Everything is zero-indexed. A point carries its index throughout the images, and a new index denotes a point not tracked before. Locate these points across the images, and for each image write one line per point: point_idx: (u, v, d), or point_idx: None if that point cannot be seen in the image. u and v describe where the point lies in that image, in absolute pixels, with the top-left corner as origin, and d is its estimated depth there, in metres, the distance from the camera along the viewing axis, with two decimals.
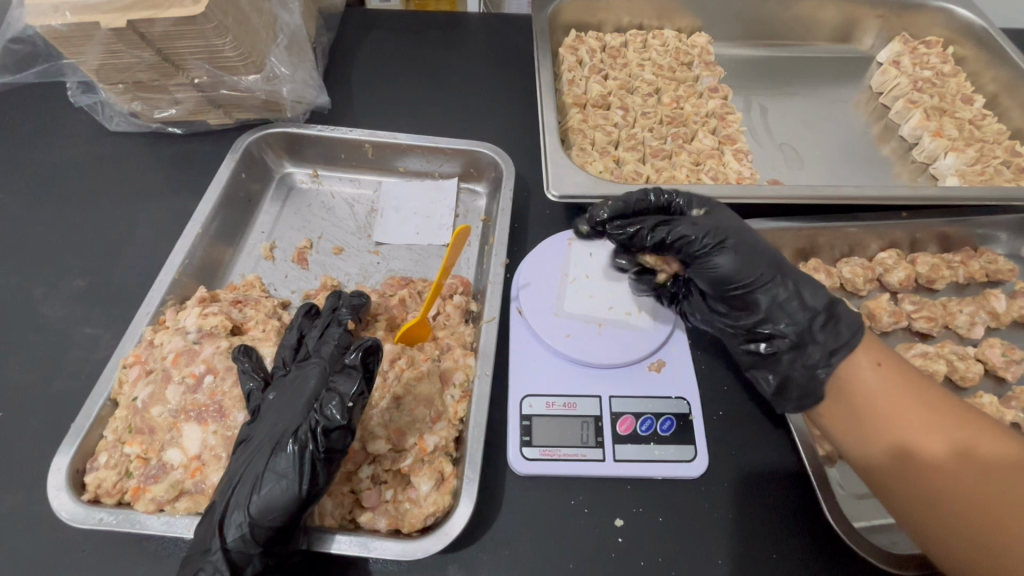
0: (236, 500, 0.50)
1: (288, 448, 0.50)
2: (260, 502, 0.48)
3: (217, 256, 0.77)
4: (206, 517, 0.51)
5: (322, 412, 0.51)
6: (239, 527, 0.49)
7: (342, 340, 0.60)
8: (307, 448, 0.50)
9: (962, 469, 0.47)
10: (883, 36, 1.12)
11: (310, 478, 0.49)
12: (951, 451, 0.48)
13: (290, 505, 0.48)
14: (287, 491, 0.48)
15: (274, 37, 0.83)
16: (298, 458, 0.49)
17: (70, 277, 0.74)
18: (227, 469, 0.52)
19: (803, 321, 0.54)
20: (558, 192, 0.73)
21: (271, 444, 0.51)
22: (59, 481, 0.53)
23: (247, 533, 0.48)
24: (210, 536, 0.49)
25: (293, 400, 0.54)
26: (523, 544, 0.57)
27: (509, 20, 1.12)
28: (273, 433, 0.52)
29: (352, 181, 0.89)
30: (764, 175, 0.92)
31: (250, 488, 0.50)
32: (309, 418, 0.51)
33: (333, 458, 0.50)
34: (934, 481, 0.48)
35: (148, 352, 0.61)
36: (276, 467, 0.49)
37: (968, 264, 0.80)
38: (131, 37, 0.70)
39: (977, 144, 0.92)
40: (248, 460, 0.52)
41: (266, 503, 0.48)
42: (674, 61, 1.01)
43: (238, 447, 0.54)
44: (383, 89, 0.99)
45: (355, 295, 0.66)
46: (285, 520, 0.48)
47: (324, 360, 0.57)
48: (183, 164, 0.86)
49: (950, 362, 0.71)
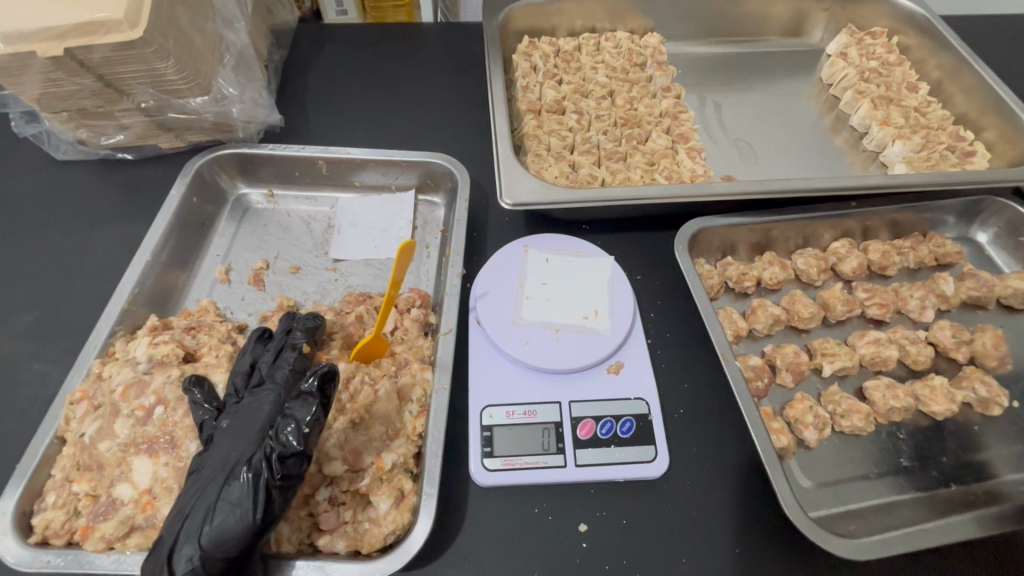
0: (186, 532, 0.48)
1: (240, 477, 0.49)
2: (213, 532, 0.48)
3: (170, 282, 0.76)
4: (154, 554, 0.49)
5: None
6: (189, 560, 0.47)
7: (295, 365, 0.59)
8: (261, 475, 0.49)
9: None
10: (831, 29, 1.14)
11: (264, 505, 0.48)
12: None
13: (243, 534, 0.48)
14: (238, 521, 0.48)
15: (221, 57, 0.83)
16: (251, 485, 0.48)
17: (18, 313, 0.72)
18: (178, 501, 0.51)
19: None
20: (511, 199, 0.73)
21: (222, 472, 0.50)
22: (4, 525, 0.52)
23: (198, 567, 0.47)
24: (158, 571, 0.48)
25: (245, 428, 0.53)
26: (487, 555, 0.57)
27: (463, 28, 1.12)
28: (225, 460, 0.51)
29: (308, 199, 0.88)
30: (718, 171, 0.94)
31: (200, 520, 0.48)
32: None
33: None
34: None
35: (96, 387, 0.60)
36: (229, 496, 0.49)
37: (918, 248, 0.82)
38: (70, 65, 0.69)
39: (923, 130, 0.94)
40: (196, 490, 0.50)
41: (219, 533, 0.47)
42: (626, 63, 1.02)
43: (190, 477, 0.53)
44: (337, 104, 0.98)
45: (306, 321, 0.65)
46: (239, 549, 0.48)
47: (276, 388, 0.56)
48: (134, 190, 0.85)
49: (902, 346, 0.72)
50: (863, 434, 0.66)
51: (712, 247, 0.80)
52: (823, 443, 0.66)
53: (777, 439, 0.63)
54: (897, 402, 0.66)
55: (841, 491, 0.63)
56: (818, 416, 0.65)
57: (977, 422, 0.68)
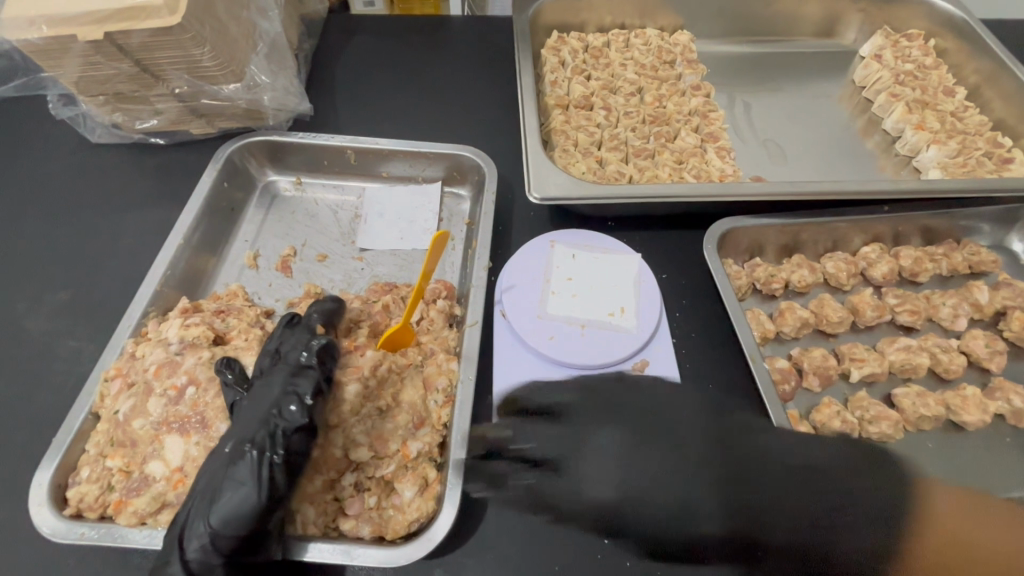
0: (198, 513, 0.49)
1: (245, 455, 0.50)
2: (220, 511, 0.48)
3: (200, 266, 0.77)
4: (169, 533, 0.50)
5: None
6: (199, 538, 0.48)
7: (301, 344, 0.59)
8: (267, 452, 0.50)
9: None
10: (865, 30, 1.12)
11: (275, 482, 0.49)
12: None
13: (249, 514, 0.48)
14: (244, 500, 0.48)
15: (254, 45, 0.84)
16: (260, 463, 0.49)
17: (53, 291, 0.74)
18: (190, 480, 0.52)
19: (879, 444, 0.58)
20: (539, 194, 0.73)
21: (231, 451, 0.51)
22: (41, 497, 0.53)
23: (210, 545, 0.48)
24: (171, 548, 0.49)
25: (254, 408, 0.53)
26: (508, 546, 0.57)
27: (492, 22, 1.12)
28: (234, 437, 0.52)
29: (335, 188, 0.89)
30: (747, 171, 0.93)
31: (210, 499, 0.49)
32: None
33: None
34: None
35: (130, 365, 0.61)
36: (236, 475, 0.49)
37: (951, 256, 0.80)
38: (109, 49, 0.70)
39: (959, 136, 0.92)
40: (206, 469, 0.51)
41: (225, 512, 0.48)
42: (656, 60, 1.01)
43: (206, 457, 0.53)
44: (366, 95, 0.99)
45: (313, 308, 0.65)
46: (246, 529, 0.48)
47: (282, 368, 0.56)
48: (166, 174, 0.86)
49: (933, 354, 0.71)
50: (890, 442, 0.65)
51: (739, 247, 0.79)
52: None
53: None
54: (928, 410, 0.66)
55: None
56: (845, 421, 0.64)
57: (1010, 434, 0.67)
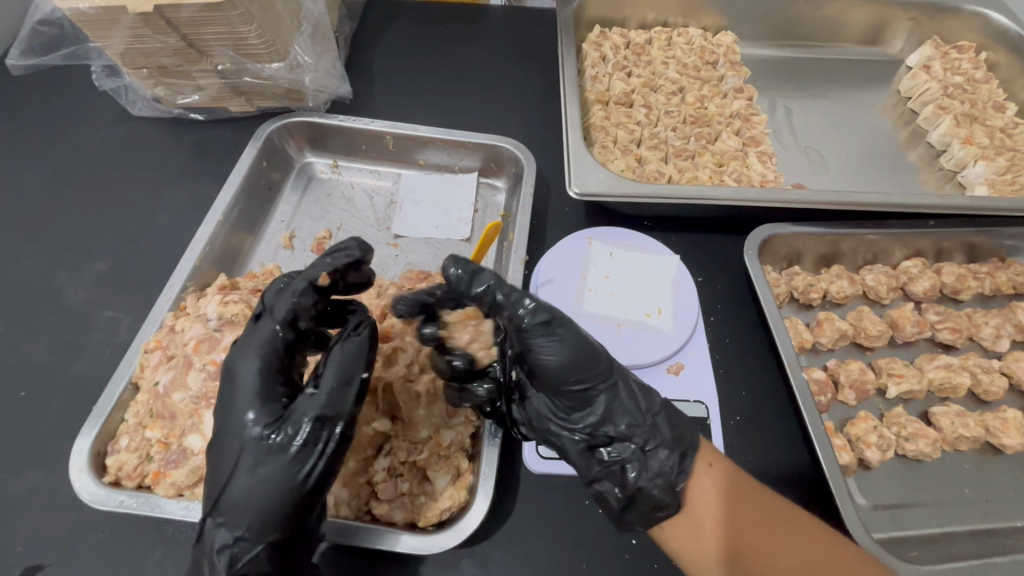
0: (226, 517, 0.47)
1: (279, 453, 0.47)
2: (255, 512, 0.47)
3: (237, 244, 0.77)
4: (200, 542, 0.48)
5: (651, 442, 0.53)
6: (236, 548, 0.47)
7: (310, 309, 0.52)
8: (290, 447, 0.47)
9: (797, 532, 0.49)
10: (914, 40, 1.09)
11: (320, 471, 0.48)
12: (720, 483, 0.52)
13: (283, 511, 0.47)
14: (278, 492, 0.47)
15: (299, 25, 0.83)
16: (272, 462, 0.47)
17: (92, 261, 0.75)
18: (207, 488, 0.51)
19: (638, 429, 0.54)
20: (580, 189, 0.72)
21: (236, 441, 0.48)
22: (81, 463, 0.54)
23: (251, 549, 0.47)
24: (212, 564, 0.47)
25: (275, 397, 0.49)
26: (537, 542, 0.57)
27: (532, 14, 1.11)
28: (227, 428, 0.49)
29: (371, 173, 0.89)
30: (787, 178, 0.91)
31: (234, 497, 0.47)
32: (631, 442, 0.53)
33: (602, 446, 0.54)
34: (732, 506, 0.51)
35: (169, 339, 0.61)
36: (256, 476, 0.47)
37: (995, 275, 0.78)
38: (158, 22, 0.70)
39: (1008, 152, 0.90)
40: (213, 471, 0.49)
41: (262, 512, 0.47)
42: (698, 60, 1.00)
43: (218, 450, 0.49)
44: (405, 81, 0.98)
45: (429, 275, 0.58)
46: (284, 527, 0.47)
47: (258, 336, 0.51)
48: (204, 151, 0.86)
49: (974, 374, 0.70)
50: (926, 460, 0.64)
51: (778, 254, 0.78)
52: (884, 465, 0.64)
53: (839, 455, 0.62)
54: (967, 431, 0.64)
55: (898, 515, 0.61)
56: (883, 437, 0.63)
57: None
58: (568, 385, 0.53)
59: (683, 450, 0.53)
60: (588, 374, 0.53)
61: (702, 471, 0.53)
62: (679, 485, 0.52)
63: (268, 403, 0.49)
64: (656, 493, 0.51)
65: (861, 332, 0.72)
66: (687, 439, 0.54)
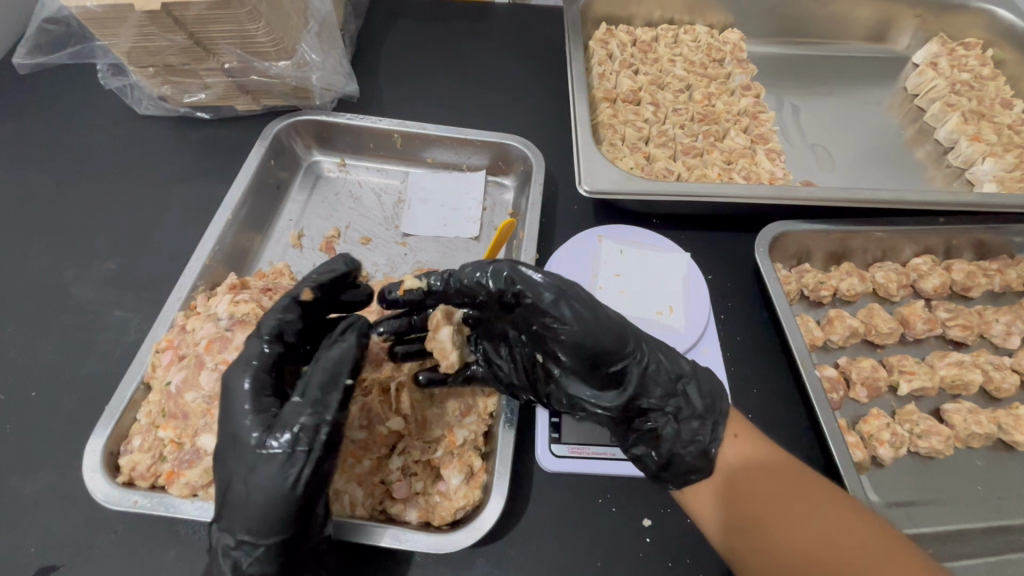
0: (235, 520, 0.47)
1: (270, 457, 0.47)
2: (256, 514, 0.46)
3: (246, 243, 0.77)
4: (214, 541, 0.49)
5: (682, 411, 0.53)
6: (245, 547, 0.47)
7: (296, 324, 0.54)
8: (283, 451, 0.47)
9: (814, 511, 0.49)
10: (920, 36, 1.09)
11: (309, 476, 0.47)
12: (744, 456, 0.53)
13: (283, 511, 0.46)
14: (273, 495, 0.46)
15: (305, 22, 0.82)
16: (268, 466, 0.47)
17: (100, 260, 0.74)
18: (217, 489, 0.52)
19: (672, 396, 0.54)
20: (590, 186, 0.72)
21: (234, 448, 0.48)
22: (94, 462, 0.54)
23: (254, 551, 0.47)
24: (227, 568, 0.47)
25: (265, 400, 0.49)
26: (550, 541, 0.57)
27: (538, 12, 1.10)
28: (224, 437, 0.49)
29: (379, 171, 0.89)
30: (795, 176, 0.91)
31: (240, 500, 0.47)
32: (664, 412, 0.53)
33: (635, 419, 0.55)
34: (752, 478, 0.52)
35: (181, 338, 0.61)
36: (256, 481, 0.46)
37: (1005, 272, 0.78)
38: (165, 21, 0.69)
39: (1016, 149, 0.90)
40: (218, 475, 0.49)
41: (263, 515, 0.46)
42: (705, 57, 1.00)
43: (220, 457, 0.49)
44: (411, 79, 0.98)
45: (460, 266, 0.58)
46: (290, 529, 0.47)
47: (243, 355, 0.51)
48: (210, 150, 0.86)
49: (985, 371, 0.70)
50: (938, 457, 0.64)
51: (788, 252, 0.78)
52: (897, 462, 0.64)
53: (853, 452, 0.62)
54: (979, 428, 0.64)
55: (911, 512, 0.61)
56: (895, 434, 0.63)
57: None
58: (603, 360, 0.53)
59: (716, 418, 0.54)
60: (620, 347, 0.53)
61: (730, 445, 0.54)
62: (713, 451, 0.53)
63: (256, 413, 0.48)
64: (691, 459, 0.52)
65: (871, 329, 0.72)
66: (718, 406, 0.54)
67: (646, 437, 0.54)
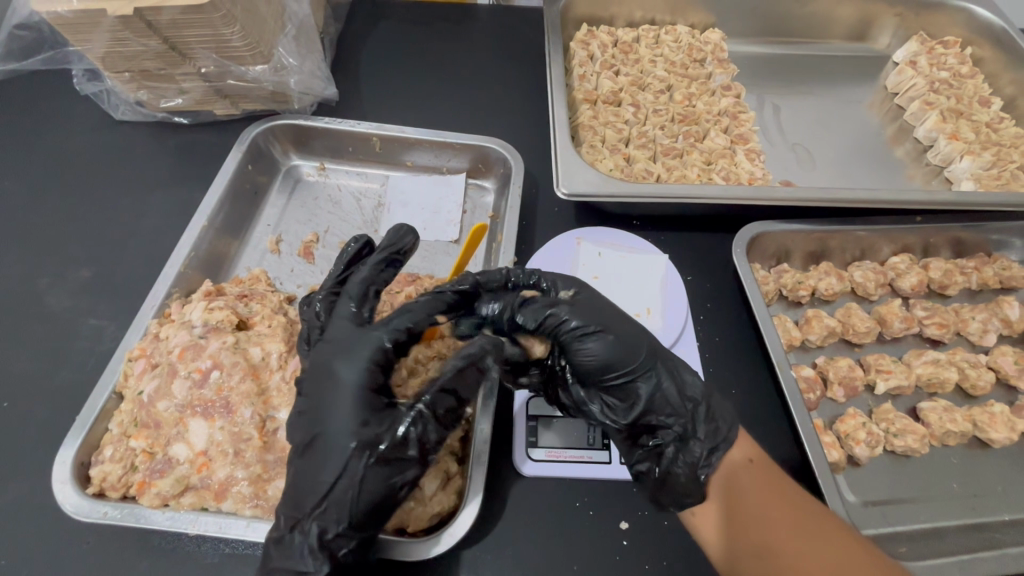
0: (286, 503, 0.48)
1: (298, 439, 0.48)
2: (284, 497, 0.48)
3: (222, 249, 0.76)
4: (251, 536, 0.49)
5: (689, 433, 0.53)
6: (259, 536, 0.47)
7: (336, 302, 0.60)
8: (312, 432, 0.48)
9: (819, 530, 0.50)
10: (900, 35, 1.10)
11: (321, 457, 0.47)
12: (756, 476, 0.53)
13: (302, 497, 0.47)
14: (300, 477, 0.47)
15: (282, 26, 0.82)
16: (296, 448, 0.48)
17: (75, 268, 0.74)
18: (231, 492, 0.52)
19: (683, 414, 0.53)
20: (568, 189, 0.72)
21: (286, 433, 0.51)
22: (64, 474, 0.53)
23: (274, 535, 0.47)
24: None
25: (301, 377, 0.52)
26: (526, 545, 0.57)
27: (520, 13, 1.10)
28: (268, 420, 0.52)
29: (358, 175, 0.88)
30: (775, 175, 0.91)
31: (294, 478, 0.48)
32: (671, 430, 0.53)
33: (641, 436, 0.55)
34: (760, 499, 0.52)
35: (154, 346, 0.61)
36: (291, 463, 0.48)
37: (982, 270, 0.79)
38: (138, 26, 0.69)
39: (994, 147, 0.91)
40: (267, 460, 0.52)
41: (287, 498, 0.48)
42: (686, 58, 1.00)
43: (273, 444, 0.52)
44: (392, 82, 0.98)
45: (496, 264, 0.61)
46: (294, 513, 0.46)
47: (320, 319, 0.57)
48: (188, 155, 0.85)
49: (961, 369, 0.70)
50: (914, 456, 0.65)
51: (766, 252, 0.78)
52: (873, 461, 0.64)
53: (828, 452, 0.62)
54: (954, 426, 0.65)
55: (886, 510, 0.61)
56: (871, 433, 0.64)
57: None
58: (611, 377, 0.53)
59: (717, 443, 0.53)
60: (630, 366, 0.53)
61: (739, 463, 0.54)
62: (706, 474, 0.53)
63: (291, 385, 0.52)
64: (687, 481, 0.52)
65: (848, 329, 0.73)
66: (722, 432, 0.54)
67: (651, 454, 0.54)
